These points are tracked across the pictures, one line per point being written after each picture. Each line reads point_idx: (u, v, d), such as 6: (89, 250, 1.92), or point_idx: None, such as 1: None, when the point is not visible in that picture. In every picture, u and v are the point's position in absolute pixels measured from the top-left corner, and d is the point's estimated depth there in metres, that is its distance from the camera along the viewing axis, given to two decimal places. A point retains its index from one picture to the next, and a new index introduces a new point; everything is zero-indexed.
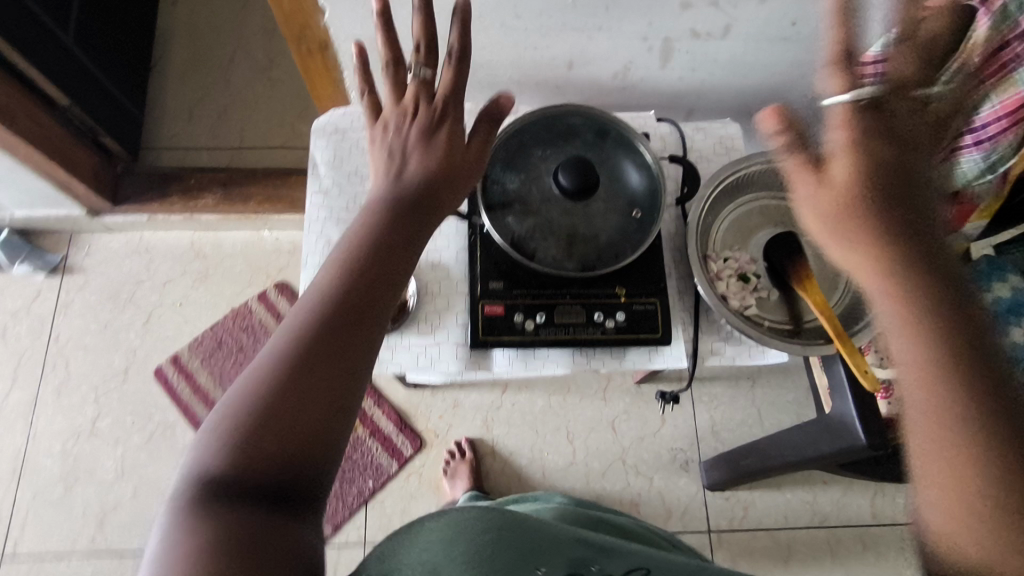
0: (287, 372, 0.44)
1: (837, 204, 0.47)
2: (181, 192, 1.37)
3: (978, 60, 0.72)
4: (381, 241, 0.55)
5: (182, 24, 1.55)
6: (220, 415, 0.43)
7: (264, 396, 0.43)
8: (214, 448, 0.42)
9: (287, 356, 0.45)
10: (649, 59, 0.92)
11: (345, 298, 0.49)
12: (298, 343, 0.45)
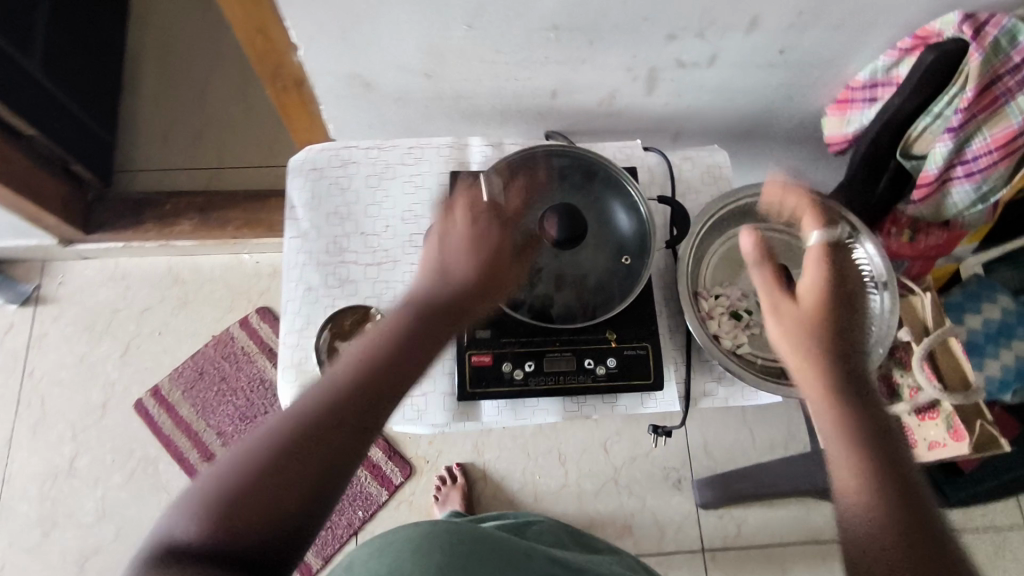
0: (277, 454, 0.44)
1: (796, 321, 0.59)
2: (157, 219, 1.32)
3: (971, 92, 0.70)
4: (404, 342, 0.53)
5: (153, 40, 1.50)
6: (213, 471, 0.43)
7: (249, 467, 0.43)
8: (187, 511, 0.41)
9: (280, 433, 0.44)
10: (634, 88, 0.89)
11: (360, 390, 0.48)
12: (296, 424, 0.45)
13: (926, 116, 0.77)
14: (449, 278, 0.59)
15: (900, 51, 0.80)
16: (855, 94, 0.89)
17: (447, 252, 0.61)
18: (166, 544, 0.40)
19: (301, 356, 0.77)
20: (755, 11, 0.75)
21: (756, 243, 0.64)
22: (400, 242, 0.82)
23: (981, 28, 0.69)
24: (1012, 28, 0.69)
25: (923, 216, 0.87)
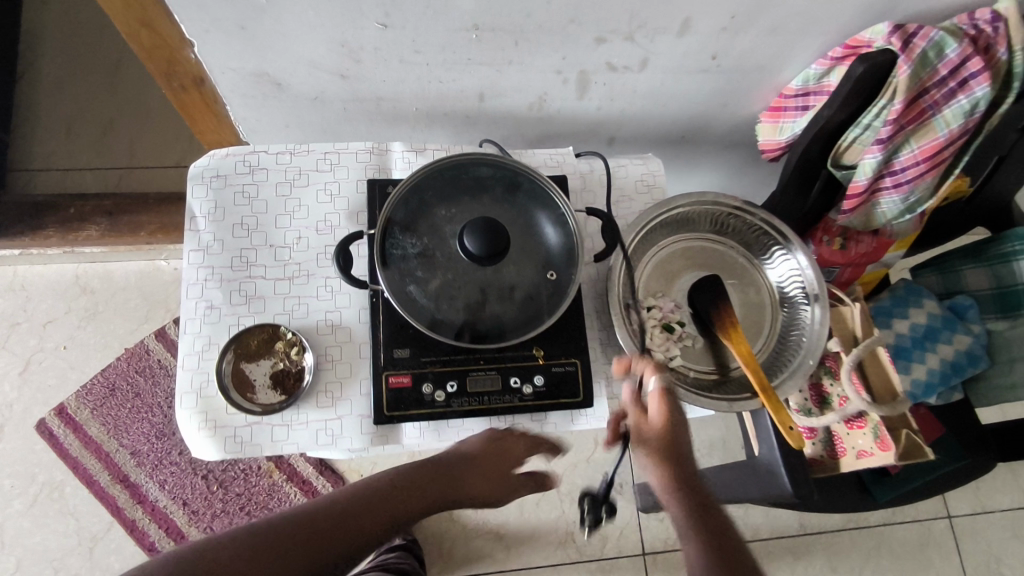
0: (241, 553, 0.54)
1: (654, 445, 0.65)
2: (59, 225, 1.21)
3: (898, 105, 0.70)
4: (391, 509, 0.65)
5: (55, 26, 1.38)
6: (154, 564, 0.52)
7: (222, 548, 0.54)
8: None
9: (264, 533, 0.57)
10: (565, 92, 0.85)
11: (359, 522, 0.62)
12: (284, 535, 0.57)
13: (856, 127, 0.76)
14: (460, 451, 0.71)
15: (829, 60, 0.79)
16: (788, 102, 0.88)
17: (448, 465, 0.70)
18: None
19: (202, 380, 0.71)
20: (685, 18, 0.72)
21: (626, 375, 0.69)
22: (314, 255, 0.76)
23: (908, 40, 0.69)
24: (939, 41, 0.68)
25: (855, 224, 0.88)
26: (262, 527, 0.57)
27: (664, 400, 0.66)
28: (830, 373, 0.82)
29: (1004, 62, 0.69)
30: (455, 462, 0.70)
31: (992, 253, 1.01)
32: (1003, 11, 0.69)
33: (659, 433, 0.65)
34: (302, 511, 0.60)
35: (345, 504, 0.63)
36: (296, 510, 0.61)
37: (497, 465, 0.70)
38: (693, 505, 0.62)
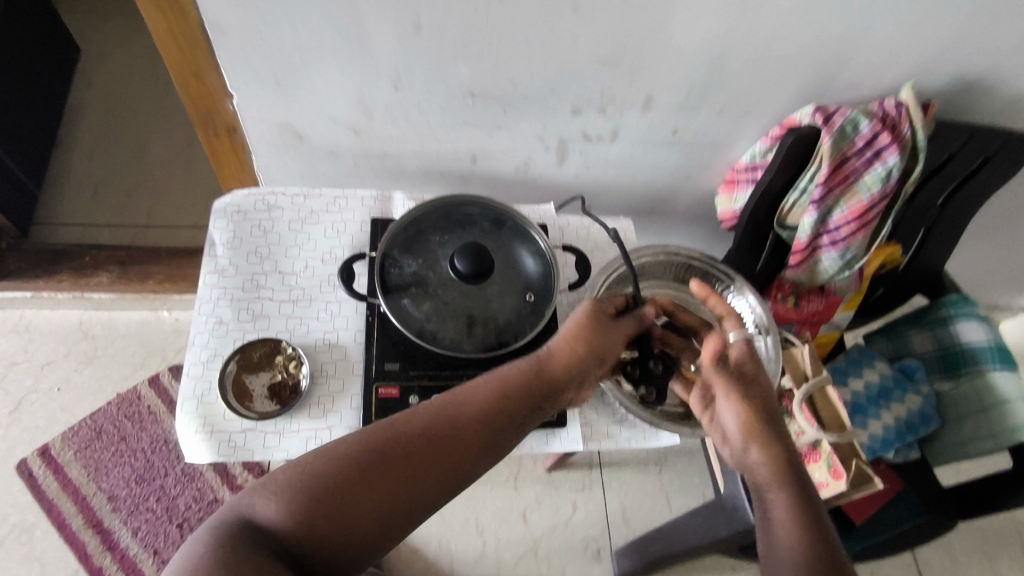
0: (349, 465, 0.54)
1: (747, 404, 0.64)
2: (73, 270, 1.32)
3: (824, 169, 0.83)
4: (494, 420, 0.60)
5: (96, 105, 1.56)
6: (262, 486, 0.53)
7: (338, 461, 0.54)
8: (239, 515, 0.52)
9: (375, 448, 0.55)
10: (547, 157, 0.98)
11: (463, 431, 0.59)
12: (393, 454, 0.55)
13: (795, 191, 0.89)
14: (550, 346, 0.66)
15: (770, 137, 0.92)
16: (739, 176, 1.01)
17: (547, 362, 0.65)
18: (249, 518, 0.51)
19: (204, 388, 0.76)
20: (647, 93, 0.87)
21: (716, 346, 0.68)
22: (318, 282, 0.85)
23: (829, 117, 0.84)
24: (854, 119, 0.83)
25: (801, 280, 0.99)
26: (371, 441, 0.56)
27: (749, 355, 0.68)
28: (787, 413, 0.88)
29: (910, 137, 0.83)
30: (557, 362, 0.65)
31: (933, 318, 1.11)
32: (905, 99, 0.84)
33: (754, 389, 0.65)
34: (408, 422, 0.58)
35: (448, 417, 0.59)
36: (402, 424, 0.58)
37: (587, 341, 0.67)
38: (794, 470, 0.60)
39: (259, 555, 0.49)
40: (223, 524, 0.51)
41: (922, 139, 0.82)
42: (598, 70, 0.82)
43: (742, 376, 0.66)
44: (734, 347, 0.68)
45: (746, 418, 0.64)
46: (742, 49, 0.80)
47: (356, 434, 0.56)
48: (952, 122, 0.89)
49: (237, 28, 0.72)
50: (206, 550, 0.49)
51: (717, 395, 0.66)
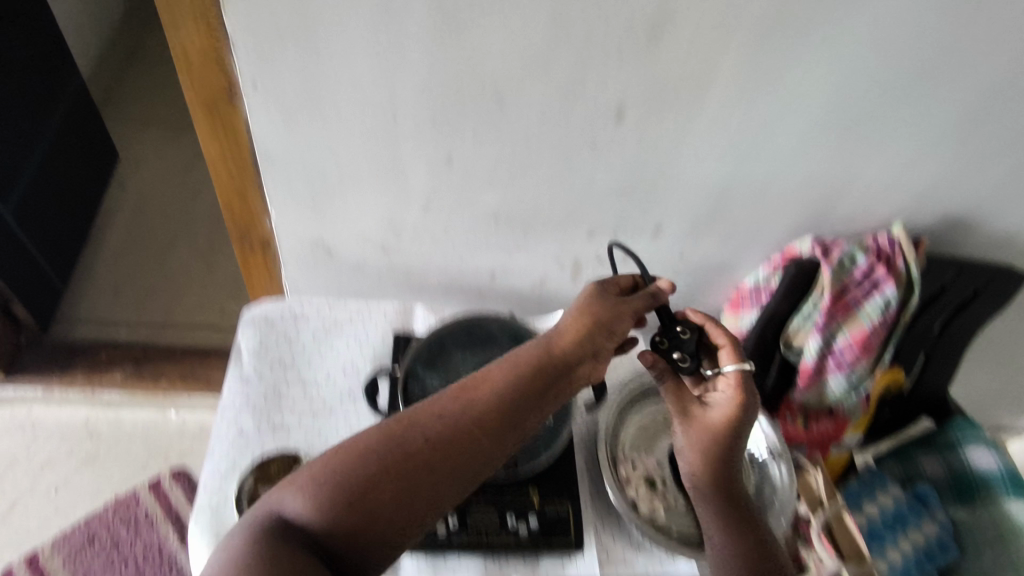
0: (375, 459, 0.57)
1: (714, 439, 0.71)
2: (88, 368, 1.35)
3: (826, 297, 0.88)
4: (506, 403, 0.63)
5: (128, 208, 1.64)
6: (292, 484, 0.56)
7: (360, 453, 0.57)
8: (273, 511, 0.55)
9: (396, 440, 0.59)
10: (562, 277, 1.03)
11: (478, 414, 0.62)
12: (415, 446, 0.58)
13: (800, 315, 0.93)
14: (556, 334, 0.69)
15: (771, 265, 0.98)
16: (744, 297, 1.03)
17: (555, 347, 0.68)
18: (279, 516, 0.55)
19: (218, 500, 0.75)
20: (659, 221, 0.93)
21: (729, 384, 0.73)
22: (338, 393, 0.87)
23: (827, 248, 0.91)
24: (850, 253, 0.90)
25: (810, 401, 0.99)
26: (391, 434, 0.59)
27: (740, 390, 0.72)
28: (804, 541, 0.85)
29: (905, 271, 0.89)
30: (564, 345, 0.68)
31: (941, 441, 1.13)
32: (897, 234, 0.90)
33: (720, 424, 0.71)
34: (424, 414, 0.61)
35: (462, 405, 0.62)
36: (420, 416, 0.61)
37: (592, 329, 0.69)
38: (738, 521, 0.71)
39: (294, 549, 0.52)
40: (260, 524, 0.54)
41: (916, 273, 0.88)
42: (613, 202, 0.88)
43: (708, 412, 0.72)
44: (727, 381, 0.73)
45: (697, 448, 0.71)
46: (744, 185, 0.87)
47: (376, 428, 0.60)
48: (943, 258, 0.95)
49: (286, 158, 0.79)
50: (242, 547, 0.52)
51: (698, 418, 0.72)
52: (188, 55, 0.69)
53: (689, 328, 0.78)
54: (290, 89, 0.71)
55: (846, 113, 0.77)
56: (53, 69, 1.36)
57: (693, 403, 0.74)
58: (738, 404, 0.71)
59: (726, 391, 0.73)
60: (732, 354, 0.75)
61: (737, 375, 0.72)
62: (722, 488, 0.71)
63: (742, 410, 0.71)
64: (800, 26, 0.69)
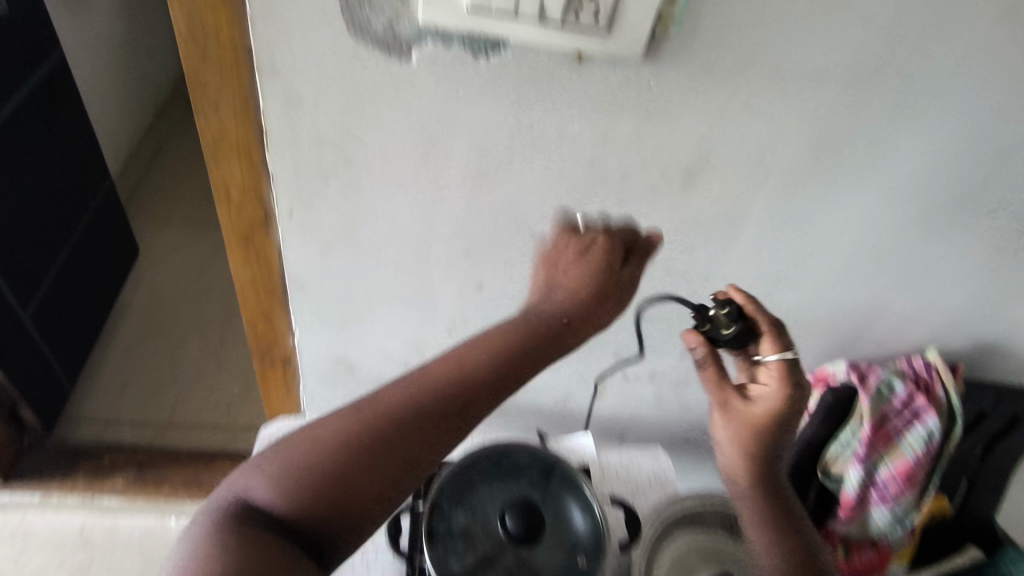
0: (345, 439, 0.47)
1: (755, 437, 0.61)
2: (89, 473, 1.29)
3: (866, 426, 0.85)
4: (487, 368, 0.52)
5: (144, 303, 1.64)
6: (258, 472, 0.48)
7: (322, 439, 0.48)
8: (229, 508, 0.46)
9: (369, 414, 0.49)
10: (586, 393, 1.00)
11: (463, 386, 0.51)
12: (389, 420, 0.48)
13: (838, 443, 0.89)
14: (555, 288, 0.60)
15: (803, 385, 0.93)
16: None
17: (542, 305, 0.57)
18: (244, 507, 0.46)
19: None
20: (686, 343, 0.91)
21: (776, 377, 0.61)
22: None
23: (864, 375, 0.87)
24: (887, 379, 0.87)
25: (852, 533, 0.93)
26: (352, 415, 0.49)
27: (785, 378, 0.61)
28: None
29: (945, 400, 0.86)
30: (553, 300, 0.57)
31: None
32: (932, 359, 0.88)
33: (764, 420, 0.60)
34: (392, 384, 0.51)
35: (446, 375, 0.51)
36: (383, 391, 0.51)
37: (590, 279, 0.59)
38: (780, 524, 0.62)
39: (255, 545, 0.44)
40: (223, 515, 0.46)
41: (958, 404, 0.85)
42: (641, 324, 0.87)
43: (752, 403, 0.61)
44: (769, 371, 0.61)
45: (736, 443, 0.61)
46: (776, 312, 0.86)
47: (339, 407, 0.50)
48: (979, 383, 0.93)
49: (316, 283, 0.79)
50: (201, 542, 0.44)
51: (736, 411, 0.61)
52: (228, 189, 0.67)
53: (729, 303, 0.64)
54: (326, 222, 0.71)
55: (879, 249, 0.77)
56: (87, 171, 1.39)
57: (735, 390, 0.62)
58: (785, 396, 0.60)
59: (770, 386, 0.61)
60: (777, 342, 0.62)
61: (781, 366, 0.61)
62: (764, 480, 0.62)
63: (789, 403, 0.60)
64: (839, 171, 0.68)
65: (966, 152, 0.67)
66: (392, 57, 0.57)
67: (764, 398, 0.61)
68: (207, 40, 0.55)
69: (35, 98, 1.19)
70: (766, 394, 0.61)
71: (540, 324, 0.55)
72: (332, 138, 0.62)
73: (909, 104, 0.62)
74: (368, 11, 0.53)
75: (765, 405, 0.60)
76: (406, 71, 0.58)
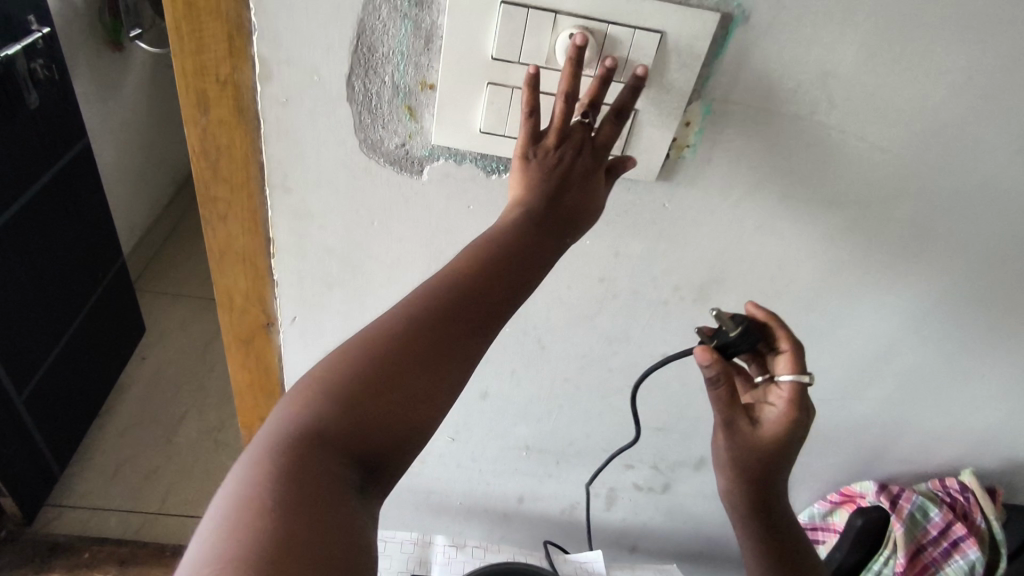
0: (401, 345, 0.39)
1: (756, 463, 0.53)
2: (66, 569, 1.21)
3: (901, 558, 0.79)
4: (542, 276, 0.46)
5: (144, 381, 1.61)
6: (299, 397, 0.37)
7: (386, 355, 0.38)
8: (271, 437, 0.35)
9: (421, 317, 0.40)
10: (595, 504, 0.94)
11: (514, 283, 0.43)
12: (449, 321, 0.40)
13: (870, 571, 0.82)
14: (545, 189, 0.46)
15: (830, 501, 0.86)
16: None
17: (563, 201, 0.46)
18: (293, 440, 0.35)
19: None
20: (702, 455, 0.86)
21: (783, 410, 0.51)
22: None
23: (895, 501, 0.81)
24: (922, 504, 0.80)
25: None
26: (426, 327, 0.40)
27: (795, 407, 0.51)
28: None
29: (985, 527, 0.81)
30: (569, 204, 0.46)
31: None
32: (968, 481, 0.82)
33: (768, 449, 0.52)
34: (453, 284, 0.42)
35: (501, 267, 0.43)
36: (450, 295, 0.41)
37: (586, 177, 0.47)
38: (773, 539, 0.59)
39: (321, 485, 0.34)
40: (267, 450, 0.35)
41: (1001, 533, 0.79)
42: (653, 436, 0.83)
43: (759, 428, 0.52)
44: (779, 393, 0.52)
45: (736, 465, 0.54)
46: None
47: (387, 312, 0.41)
48: (1016, 509, 0.87)
49: None
50: (251, 486, 0.33)
51: (741, 431, 0.52)
52: (231, 295, 0.66)
53: (739, 322, 0.52)
54: (329, 329, 0.69)
55: (911, 376, 0.72)
56: (99, 252, 1.40)
57: (741, 410, 0.52)
58: (795, 428, 0.51)
59: (776, 412, 0.52)
60: (793, 360, 0.52)
61: (794, 393, 0.51)
62: (767, 495, 0.56)
63: (799, 433, 0.51)
64: (866, 299, 0.64)
65: (1002, 287, 0.63)
66: (404, 173, 0.55)
67: (768, 422, 0.52)
68: (220, 159, 0.54)
69: (56, 186, 1.21)
70: (770, 419, 0.52)
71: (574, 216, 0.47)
72: (338, 249, 0.62)
73: (939, 233, 0.59)
74: (381, 130, 0.53)
75: (764, 434, 0.52)
76: (416, 187, 0.56)
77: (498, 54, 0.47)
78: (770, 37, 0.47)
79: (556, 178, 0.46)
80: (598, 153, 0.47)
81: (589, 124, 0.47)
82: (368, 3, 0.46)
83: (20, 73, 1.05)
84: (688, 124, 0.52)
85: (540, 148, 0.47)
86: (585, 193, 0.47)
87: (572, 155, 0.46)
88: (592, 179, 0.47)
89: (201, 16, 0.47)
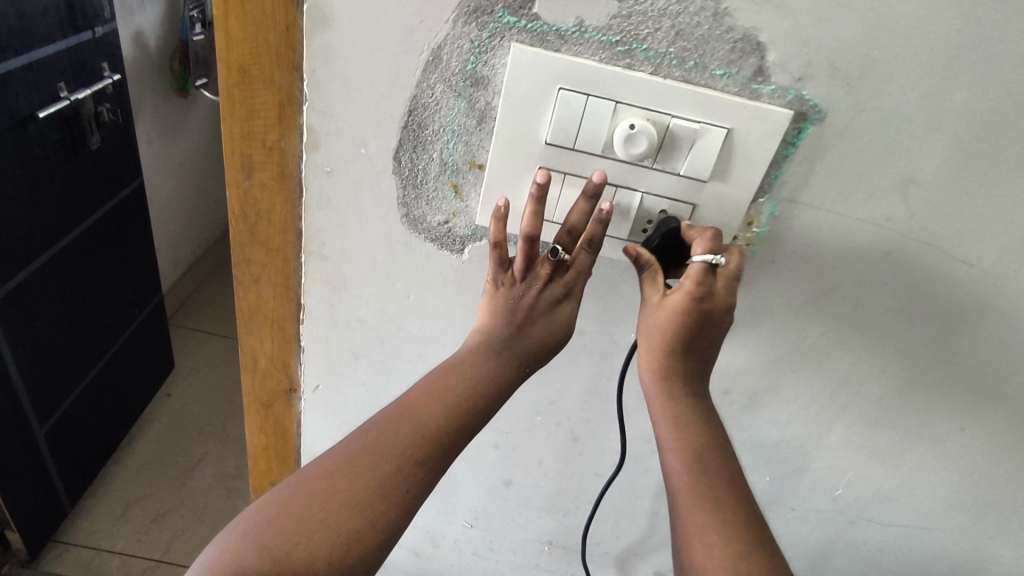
0: (337, 479, 0.41)
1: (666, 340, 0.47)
2: None
3: None
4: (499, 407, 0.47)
5: (167, 418, 1.60)
6: (240, 530, 0.40)
7: (324, 489, 0.41)
8: None
9: (361, 451, 0.42)
10: None
11: (458, 419, 0.44)
12: (388, 456, 0.42)
13: None
14: (509, 318, 0.48)
15: None
16: None
17: (526, 333, 0.48)
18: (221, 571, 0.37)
19: None
20: None
21: (687, 278, 0.44)
22: None
23: None
24: None
25: None
26: (364, 464, 0.42)
27: (700, 278, 0.44)
28: None
29: None
30: (534, 337, 0.48)
31: None
32: None
33: (676, 323, 0.45)
34: (394, 421, 0.44)
35: (442, 401, 0.44)
36: (394, 432, 0.43)
37: (554, 307, 0.48)
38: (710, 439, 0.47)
39: None
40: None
41: None
42: None
43: (668, 299, 0.46)
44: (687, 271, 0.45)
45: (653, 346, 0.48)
46: (848, 552, 0.71)
47: (338, 445, 0.43)
48: None
49: None
50: None
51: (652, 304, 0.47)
52: (255, 358, 0.63)
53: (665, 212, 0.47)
54: (352, 398, 0.66)
55: (984, 511, 0.64)
56: (139, 288, 1.42)
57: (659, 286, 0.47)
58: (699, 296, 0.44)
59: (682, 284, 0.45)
60: (702, 239, 0.44)
61: (698, 269, 0.44)
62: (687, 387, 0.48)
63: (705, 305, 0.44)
64: (938, 421, 0.58)
65: None
66: (443, 250, 0.53)
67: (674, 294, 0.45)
68: (259, 222, 0.53)
69: (105, 223, 1.24)
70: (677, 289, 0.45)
71: (543, 344, 0.48)
72: (369, 320, 0.59)
73: None
74: (424, 206, 0.51)
75: (669, 303, 0.45)
76: (455, 265, 0.54)
77: (553, 139, 0.45)
78: (847, 139, 0.44)
79: (522, 309, 0.48)
80: (568, 284, 0.48)
81: (565, 259, 0.47)
82: (422, 79, 0.45)
83: (85, 114, 1.09)
84: (751, 222, 0.48)
85: (506, 278, 0.48)
86: (553, 323, 0.48)
87: (536, 285, 0.48)
88: (560, 307, 0.49)
89: (254, 83, 0.46)
